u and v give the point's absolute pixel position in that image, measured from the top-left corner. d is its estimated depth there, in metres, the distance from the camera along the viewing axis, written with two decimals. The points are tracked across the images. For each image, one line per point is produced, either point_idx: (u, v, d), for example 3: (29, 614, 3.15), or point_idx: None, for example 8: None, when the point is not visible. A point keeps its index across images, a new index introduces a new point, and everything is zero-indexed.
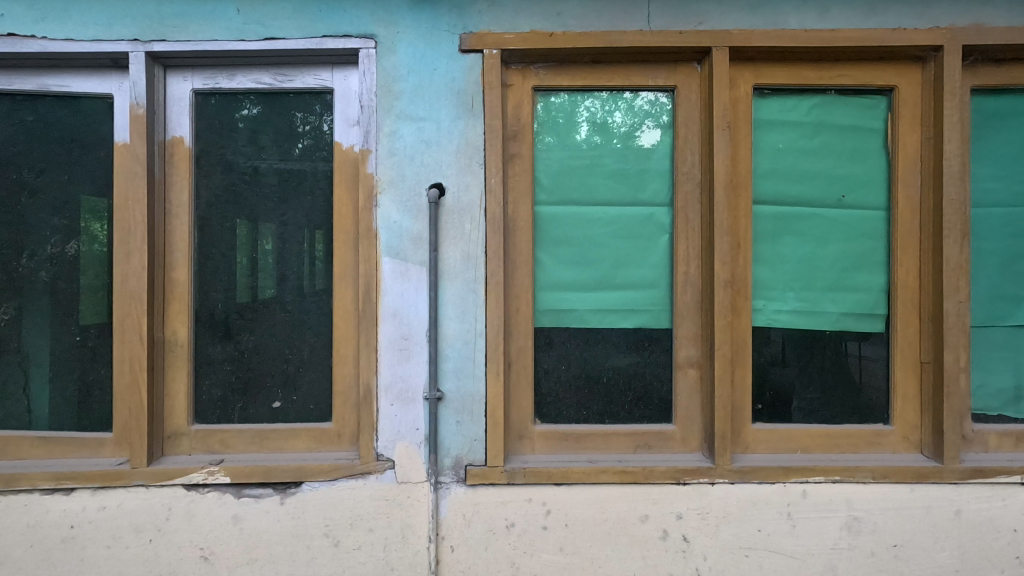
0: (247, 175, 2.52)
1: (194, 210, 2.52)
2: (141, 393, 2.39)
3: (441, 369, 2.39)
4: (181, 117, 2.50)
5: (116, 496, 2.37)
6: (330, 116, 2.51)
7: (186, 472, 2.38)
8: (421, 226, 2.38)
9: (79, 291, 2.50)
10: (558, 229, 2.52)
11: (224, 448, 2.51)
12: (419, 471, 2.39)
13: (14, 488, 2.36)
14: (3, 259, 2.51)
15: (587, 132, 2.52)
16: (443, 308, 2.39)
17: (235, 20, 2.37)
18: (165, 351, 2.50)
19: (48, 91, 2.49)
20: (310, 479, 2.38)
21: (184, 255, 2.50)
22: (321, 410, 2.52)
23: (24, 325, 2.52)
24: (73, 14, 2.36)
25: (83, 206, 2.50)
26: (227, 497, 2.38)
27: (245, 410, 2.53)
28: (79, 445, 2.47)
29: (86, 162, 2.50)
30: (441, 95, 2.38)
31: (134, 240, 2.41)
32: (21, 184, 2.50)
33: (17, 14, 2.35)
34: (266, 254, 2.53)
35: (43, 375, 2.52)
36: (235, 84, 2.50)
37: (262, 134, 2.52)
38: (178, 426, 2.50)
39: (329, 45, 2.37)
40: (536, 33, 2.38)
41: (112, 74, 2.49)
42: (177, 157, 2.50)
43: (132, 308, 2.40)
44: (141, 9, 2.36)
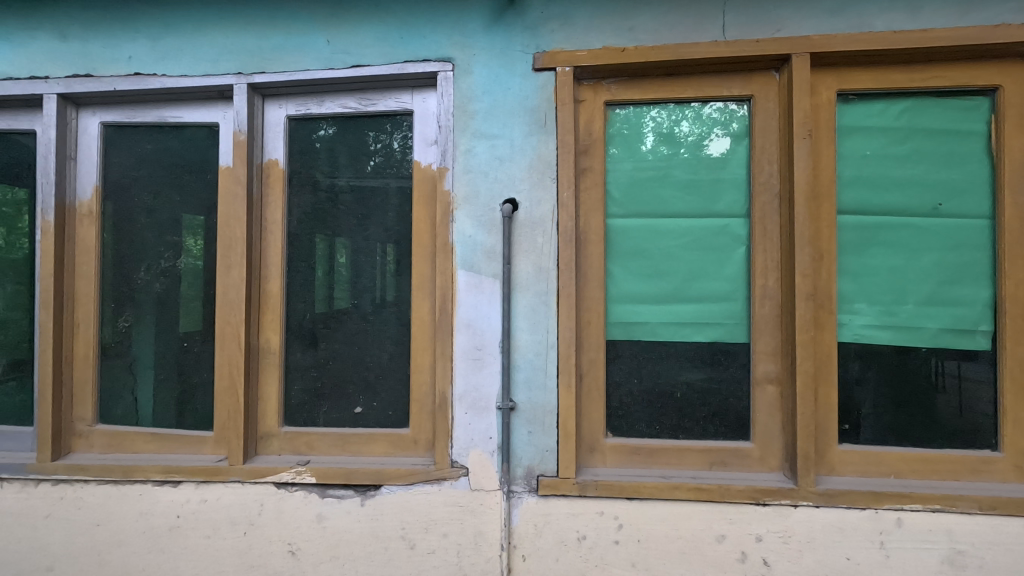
0: (329, 193, 2.70)
1: (286, 227, 2.71)
2: (239, 396, 2.59)
3: (514, 379, 2.44)
4: (276, 142, 2.71)
5: (216, 491, 2.57)
6: (400, 135, 2.66)
7: (277, 471, 2.55)
8: (495, 240, 2.45)
9: (181, 301, 2.76)
10: (629, 242, 2.51)
11: (309, 450, 2.66)
12: (492, 480, 2.44)
13: (130, 479, 2.61)
14: (124, 273, 2.80)
15: (653, 143, 2.52)
16: (515, 320, 2.44)
17: (325, 50, 2.56)
18: (259, 358, 2.69)
19: (164, 123, 2.78)
20: (389, 483, 2.48)
21: (276, 268, 2.70)
22: (398, 416, 2.63)
23: (135, 332, 2.80)
24: (187, 53, 2.63)
25: (185, 224, 2.76)
26: (313, 497, 2.52)
27: (329, 414, 2.68)
28: (184, 442, 2.71)
29: (193, 185, 2.76)
30: (514, 114, 2.46)
31: (235, 255, 2.63)
32: (140, 205, 2.80)
33: (141, 56, 2.65)
34: (341, 267, 2.69)
35: (149, 378, 2.78)
36: (323, 109, 2.68)
37: (338, 153, 2.70)
38: (270, 427, 2.68)
39: (409, 69, 2.50)
40: (607, 49, 2.42)
41: (218, 105, 2.74)
42: (272, 178, 2.71)
43: (231, 317, 2.62)
44: (244, 45, 2.60)
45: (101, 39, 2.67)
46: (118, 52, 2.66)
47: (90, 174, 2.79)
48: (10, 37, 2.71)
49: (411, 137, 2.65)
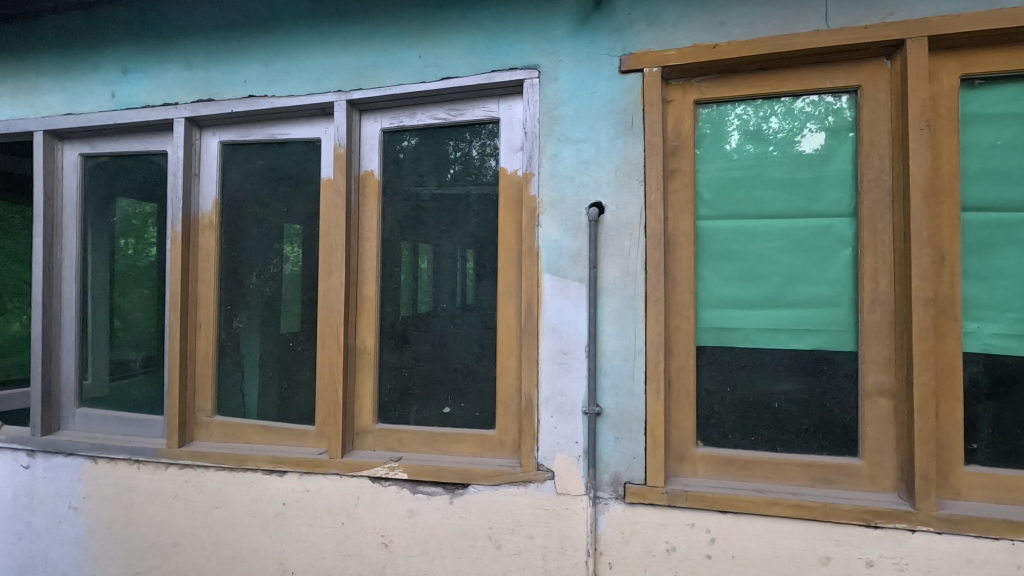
0: (412, 202, 2.82)
1: (381, 235, 2.86)
2: (338, 394, 2.75)
3: (600, 384, 2.42)
4: (372, 154, 2.86)
5: (317, 481, 2.75)
6: (478, 142, 2.73)
7: (372, 466, 2.68)
8: (581, 244, 2.45)
9: (283, 304, 3.00)
10: (721, 245, 2.42)
11: (401, 447, 2.78)
12: (578, 484, 2.43)
13: (243, 466, 2.85)
14: (239, 278, 3.07)
15: (739, 141, 2.42)
16: (601, 324, 2.42)
17: (417, 64, 2.68)
18: (356, 357, 2.85)
19: (274, 140, 3.01)
20: (476, 482, 2.54)
21: (371, 273, 2.85)
22: (485, 417, 2.69)
23: (244, 332, 3.06)
24: (294, 75, 2.85)
25: (286, 233, 3.00)
26: (405, 492, 2.63)
27: (419, 413, 2.78)
28: (289, 434, 2.92)
29: (298, 196, 2.98)
30: (600, 117, 2.45)
31: (335, 261, 2.80)
32: (252, 216, 3.05)
33: (255, 80, 2.90)
34: (423, 272, 2.80)
35: (255, 375, 3.03)
36: (416, 121, 2.80)
37: (422, 162, 2.81)
38: (365, 424, 2.83)
39: (497, 78, 2.56)
40: (697, 47, 2.35)
41: (320, 121, 2.94)
42: (368, 188, 2.86)
43: (331, 319, 2.79)
44: (343, 65, 2.78)
45: (221, 66, 2.95)
46: (235, 77, 2.93)
47: (211, 189, 3.08)
48: (148, 69, 3.06)
49: (489, 144, 2.72)
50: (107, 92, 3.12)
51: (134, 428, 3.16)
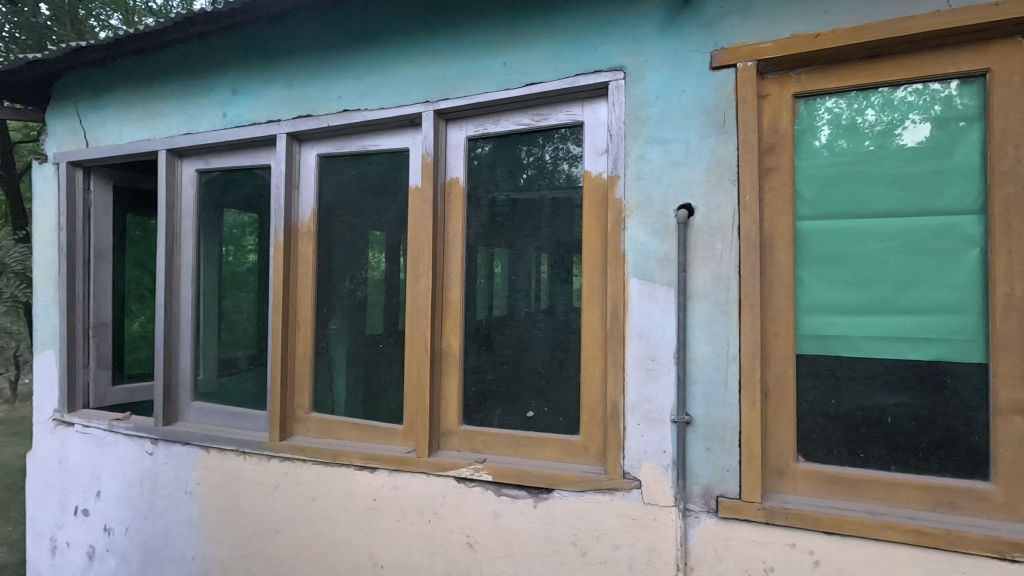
0: (487, 207, 2.87)
1: (466, 240, 2.90)
2: (425, 395, 2.83)
3: (689, 392, 2.33)
4: (457, 162, 2.92)
5: (405, 479, 2.84)
6: (551, 146, 2.74)
7: (458, 467, 2.73)
8: (669, 247, 2.38)
9: (368, 307, 3.14)
10: (824, 247, 2.27)
11: (485, 449, 2.81)
12: (666, 495, 2.35)
13: (337, 462, 3.00)
14: (333, 282, 3.24)
15: (830, 136, 2.28)
16: (690, 330, 2.34)
17: (501, 72, 2.71)
18: (442, 360, 2.92)
19: (366, 151, 3.15)
20: (560, 487, 2.53)
21: (456, 277, 2.91)
22: (569, 423, 2.66)
23: (332, 333, 3.24)
24: (385, 88, 2.98)
25: (372, 239, 3.14)
26: (489, 493, 2.66)
27: (503, 416, 2.80)
28: (379, 433, 3.04)
29: (387, 204, 3.10)
30: (690, 116, 2.37)
31: (422, 265, 2.88)
32: (345, 223, 3.22)
33: (349, 95, 3.06)
34: (498, 277, 2.83)
35: (342, 375, 3.19)
36: (500, 128, 2.82)
37: (496, 168, 2.85)
38: (451, 425, 2.89)
39: (581, 81, 2.55)
40: (796, 38, 2.22)
41: (408, 132, 3.05)
42: (453, 195, 2.92)
43: (419, 322, 2.88)
44: (431, 76, 2.87)
45: (319, 84, 3.14)
46: (331, 93, 3.11)
47: (309, 199, 3.28)
48: (254, 90, 3.32)
49: (562, 148, 2.72)
50: (219, 113, 3.41)
51: (241, 421, 3.41)
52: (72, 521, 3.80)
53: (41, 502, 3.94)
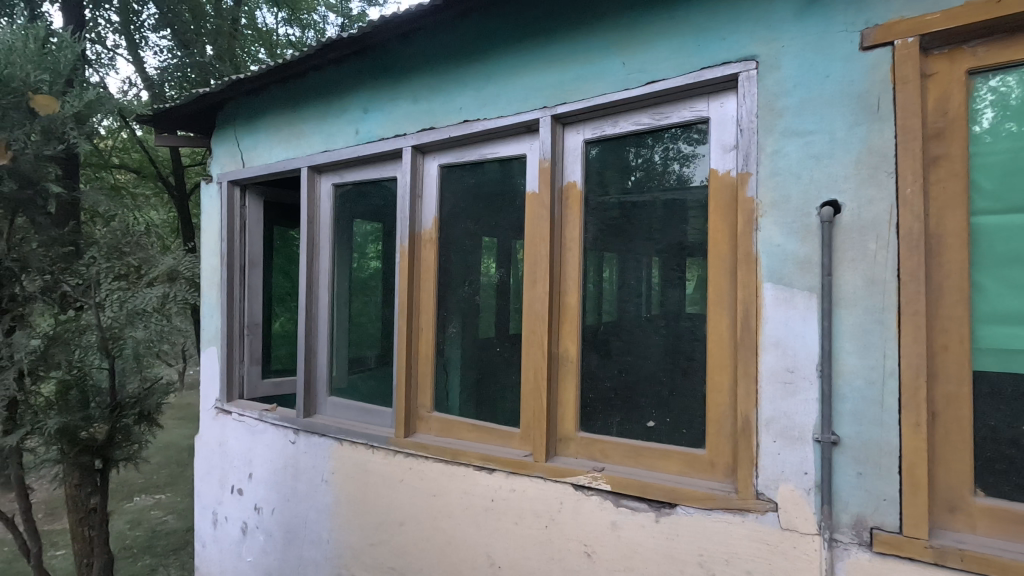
0: (597, 210, 2.81)
1: (584, 243, 2.84)
2: (543, 400, 2.83)
3: (836, 409, 2.10)
4: (574, 166, 2.87)
5: (522, 482, 2.86)
6: (662, 147, 2.63)
7: (575, 474, 2.70)
8: (810, 249, 2.17)
9: (481, 312, 3.22)
10: (1008, 245, 1.94)
11: (603, 458, 2.73)
12: (809, 522, 2.14)
13: (457, 461, 3.10)
14: (452, 286, 3.34)
15: (994, 120, 1.98)
16: (837, 340, 2.11)
17: (621, 71, 2.65)
18: (558, 364, 2.88)
19: (485, 159, 3.21)
20: (684, 503, 2.40)
21: (573, 281, 2.86)
22: (693, 435, 2.50)
23: (448, 336, 3.35)
24: (503, 97, 3.04)
25: (484, 245, 3.21)
26: (608, 503, 2.60)
27: (622, 425, 2.70)
28: (496, 435, 3.08)
29: (504, 210, 3.14)
30: (835, 103, 2.15)
31: (540, 270, 2.88)
32: (463, 229, 3.30)
33: (469, 106, 3.17)
34: (609, 282, 2.75)
35: (458, 378, 3.29)
36: (619, 129, 2.73)
37: (606, 171, 2.79)
38: (568, 431, 2.84)
39: (707, 75, 2.41)
40: (971, 5, 1.93)
41: (525, 138, 3.06)
42: (570, 199, 2.87)
43: (536, 326, 2.89)
44: (549, 82, 2.88)
45: (441, 97, 3.29)
46: (452, 105, 3.24)
47: (431, 208, 3.40)
48: (383, 107, 3.55)
49: (672, 148, 2.62)
50: (352, 130, 3.70)
51: (369, 417, 3.65)
52: (229, 498, 4.29)
53: (205, 479, 4.50)
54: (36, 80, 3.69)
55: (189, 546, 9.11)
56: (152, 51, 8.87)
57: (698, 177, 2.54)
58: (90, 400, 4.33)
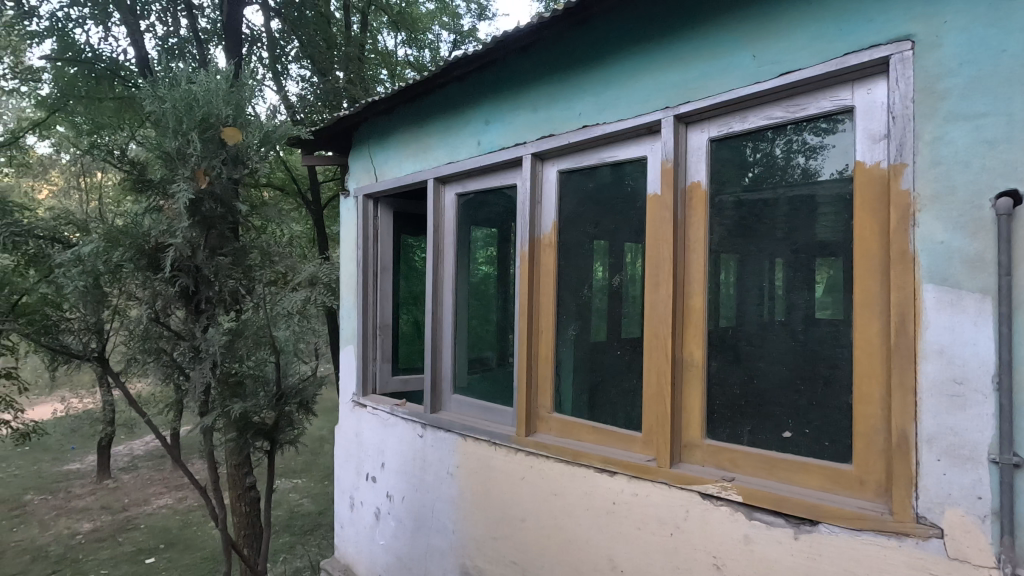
0: (712, 208, 2.73)
1: (709, 245, 2.73)
2: (667, 405, 2.77)
3: (1019, 427, 1.85)
4: (699, 165, 2.78)
5: (646, 487, 2.82)
6: (784, 140, 2.51)
7: (703, 482, 2.62)
8: (982, 246, 1.94)
9: (596, 314, 3.22)
10: None
11: (733, 467, 2.62)
12: (984, 554, 1.91)
13: (578, 462, 3.13)
14: (569, 289, 3.38)
15: None
16: (1020, 349, 1.86)
17: (751, 65, 2.55)
18: (683, 369, 2.80)
19: (603, 162, 3.21)
20: (828, 521, 2.24)
21: (698, 283, 2.76)
22: (837, 449, 2.32)
23: (564, 339, 3.40)
24: (624, 100, 3.04)
25: (596, 248, 3.22)
26: (739, 515, 2.49)
27: (754, 434, 2.57)
28: (617, 438, 3.06)
29: (622, 212, 3.11)
30: (1014, 81, 1.90)
31: (662, 272, 2.83)
32: (580, 233, 3.33)
33: (589, 111, 3.21)
34: (728, 286, 2.66)
35: (574, 380, 3.32)
36: (747, 125, 2.61)
37: (724, 168, 2.71)
38: (693, 438, 2.75)
39: (852, 61, 2.24)
40: None
41: (645, 140, 3.01)
42: (694, 200, 2.79)
43: (659, 330, 2.83)
44: (671, 82, 2.84)
45: (561, 105, 3.36)
46: (571, 112, 3.30)
47: (550, 212, 3.45)
48: (504, 118, 3.70)
49: (797, 139, 2.48)
50: (475, 142, 3.90)
51: (491, 415, 3.80)
52: (365, 485, 4.68)
53: (344, 466, 4.95)
54: (224, 114, 4.06)
55: (321, 527, 10.06)
56: (293, 81, 9.94)
57: (827, 170, 2.38)
58: (260, 390, 4.56)
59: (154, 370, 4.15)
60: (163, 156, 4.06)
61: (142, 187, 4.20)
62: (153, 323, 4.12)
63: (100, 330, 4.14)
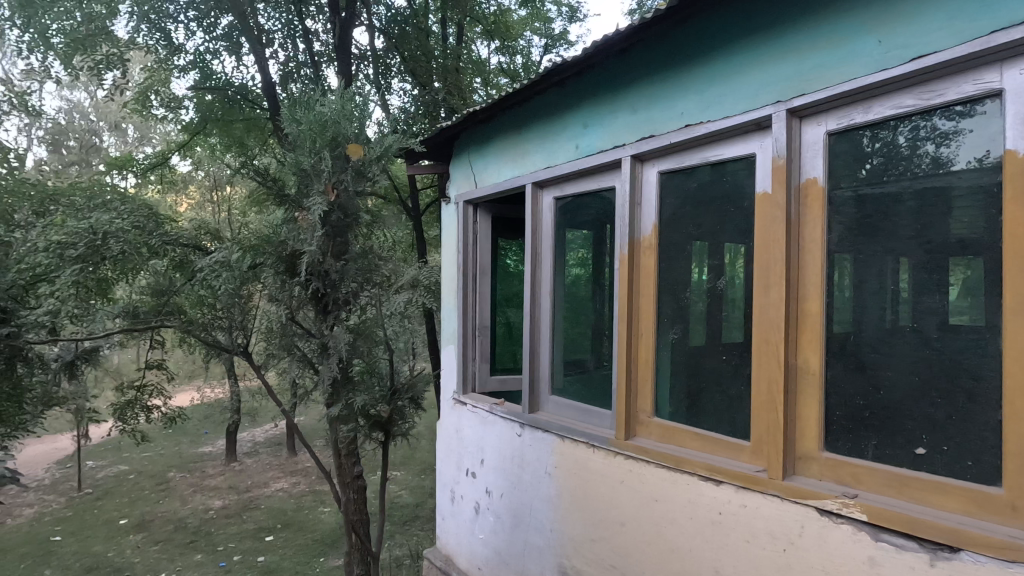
0: (829, 205, 2.56)
1: (827, 245, 2.56)
2: (779, 414, 2.64)
3: None
4: (815, 161, 2.61)
5: (756, 499, 2.71)
6: (907, 127, 2.33)
7: (820, 497, 2.47)
8: None
9: (698, 318, 3.12)
10: None
11: (855, 484, 2.43)
12: None
13: (681, 469, 3.06)
14: (670, 292, 3.30)
15: None
16: None
17: (876, 52, 2.37)
18: (797, 377, 2.64)
19: (706, 162, 3.11)
20: (972, 549, 2.03)
21: (816, 286, 2.59)
22: (982, 470, 2.09)
23: (664, 343, 3.33)
24: (729, 96, 2.95)
25: (695, 250, 3.14)
26: (863, 535, 2.32)
27: (880, 449, 2.37)
28: (723, 447, 2.95)
29: (727, 212, 2.99)
30: None
31: (774, 274, 2.70)
32: (680, 235, 3.24)
33: (691, 110, 3.14)
34: (845, 289, 2.49)
35: (676, 385, 3.24)
36: (871, 115, 2.42)
37: (839, 161, 2.54)
38: (809, 450, 2.59)
39: (999, 39, 2.02)
40: None
41: (754, 137, 2.88)
42: (810, 197, 2.62)
43: (771, 335, 2.70)
44: (783, 74, 2.71)
45: (661, 105, 3.32)
46: (673, 111, 3.24)
47: (650, 214, 3.40)
48: (602, 120, 3.71)
49: (923, 126, 2.29)
50: (573, 146, 3.94)
51: (589, 417, 3.81)
52: (465, 480, 4.87)
53: (445, 461, 5.18)
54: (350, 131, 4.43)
55: (418, 519, 10.56)
56: (395, 94, 10.54)
57: (962, 159, 2.17)
58: (375, 384, 4.94)
59: (291, 364, 4.63)
60: (299, 172, 4.43)
61: (281, 201, 4.59)
62: (289, 321, 4.62)
63: (245, 329, 5.11)
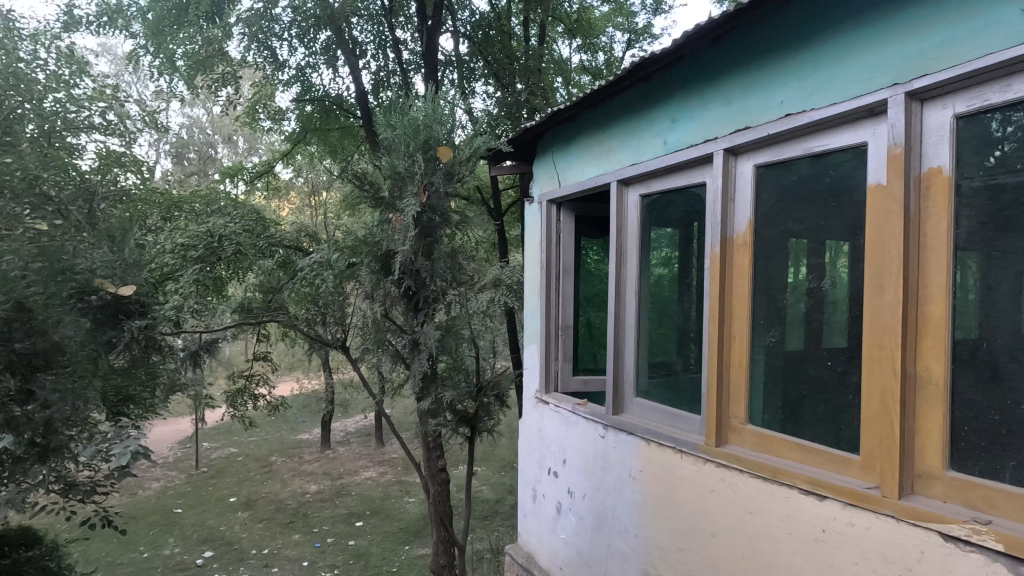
0: (955, 197, 2.30)
1: (954, 241, 2.29)
2: (894, 426, 2.41)
3: None
4: (940, 148, 2.35)
5: (866, 518, 2.50)
6: None
7: (945, 522, 2.22)
8: None
9: (798, 320, 2.92)
10: None
11: (989, 508, 2.16)
12: None
13: (779, 481, 2.88)
14: (766, 293, 3.11)
15: None
16: None
17: (1017, 23, 2.10)
18: (916, 387, 2.40)
19: (809, 153, 2.89)
20: None
21: (940, 287, 2.33)
22: None
23: (760, 347, 3.14)
24: (838, 81, 2.73)
25: (792, 248, 2.94)
26: (998, 567, 2.07)
27: (1020, 471, 2.09)
28: (828, 459, 2.73)
29: (830, 207, 2.77)
30: None
31: (888, 274, 2.46)
32: (778, 232, 3.05)
33: (792, 98, 2.95)
34: (972, 290, 2.23)
35: (773, 392, 3.05)
36: (1010, 94, 2.14)
37: (966, 148, 2.28)
38: (931, 468, 2.34)
39: None
40: None
41: (866, 124, 2.64)
42: (933, 188, 2.37)
43: (884, 339, 2.47)
44: (902, 55, 2.48)
45: (759, 95, 3.14)
46: (772, 101, 3.06)
47: (744, 210, 3.23)
48: (692, 114, 3.57)
49: None
50: (660, 142, 3.83)
51: (677, 422, 3.68)
52: (546, 479, 4.88)
53: (528, 459, 5.22)
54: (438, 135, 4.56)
55: (499, 514, 10.73)
56: (479, 97, 10.76)
57: None
58: (461, 380, 5.08)
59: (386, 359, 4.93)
60: (394, 175, 4.62)
61: (376, 203, 4.80)
62: (382, 318, 4.90)
63: (342, 324, 5.55)
